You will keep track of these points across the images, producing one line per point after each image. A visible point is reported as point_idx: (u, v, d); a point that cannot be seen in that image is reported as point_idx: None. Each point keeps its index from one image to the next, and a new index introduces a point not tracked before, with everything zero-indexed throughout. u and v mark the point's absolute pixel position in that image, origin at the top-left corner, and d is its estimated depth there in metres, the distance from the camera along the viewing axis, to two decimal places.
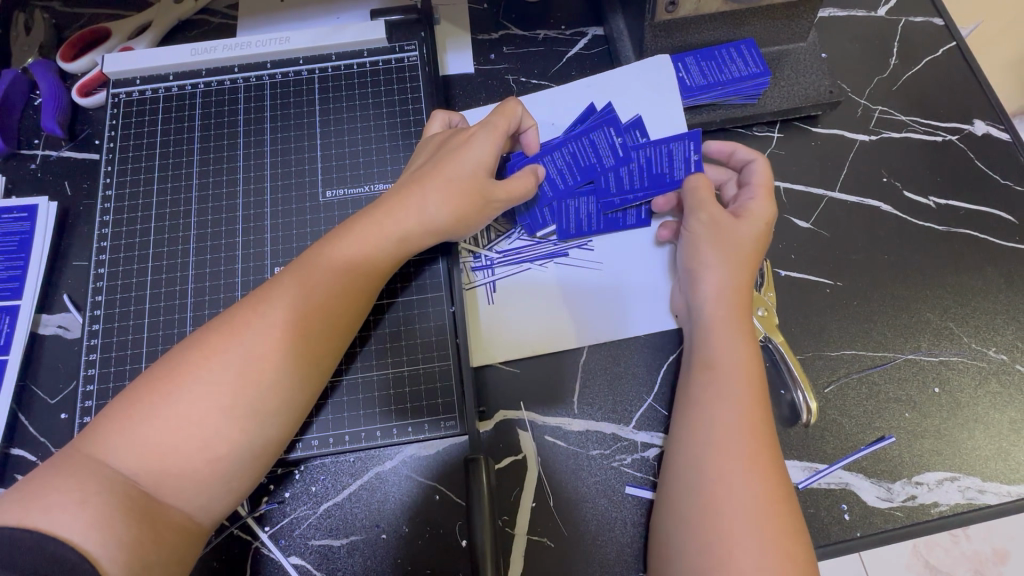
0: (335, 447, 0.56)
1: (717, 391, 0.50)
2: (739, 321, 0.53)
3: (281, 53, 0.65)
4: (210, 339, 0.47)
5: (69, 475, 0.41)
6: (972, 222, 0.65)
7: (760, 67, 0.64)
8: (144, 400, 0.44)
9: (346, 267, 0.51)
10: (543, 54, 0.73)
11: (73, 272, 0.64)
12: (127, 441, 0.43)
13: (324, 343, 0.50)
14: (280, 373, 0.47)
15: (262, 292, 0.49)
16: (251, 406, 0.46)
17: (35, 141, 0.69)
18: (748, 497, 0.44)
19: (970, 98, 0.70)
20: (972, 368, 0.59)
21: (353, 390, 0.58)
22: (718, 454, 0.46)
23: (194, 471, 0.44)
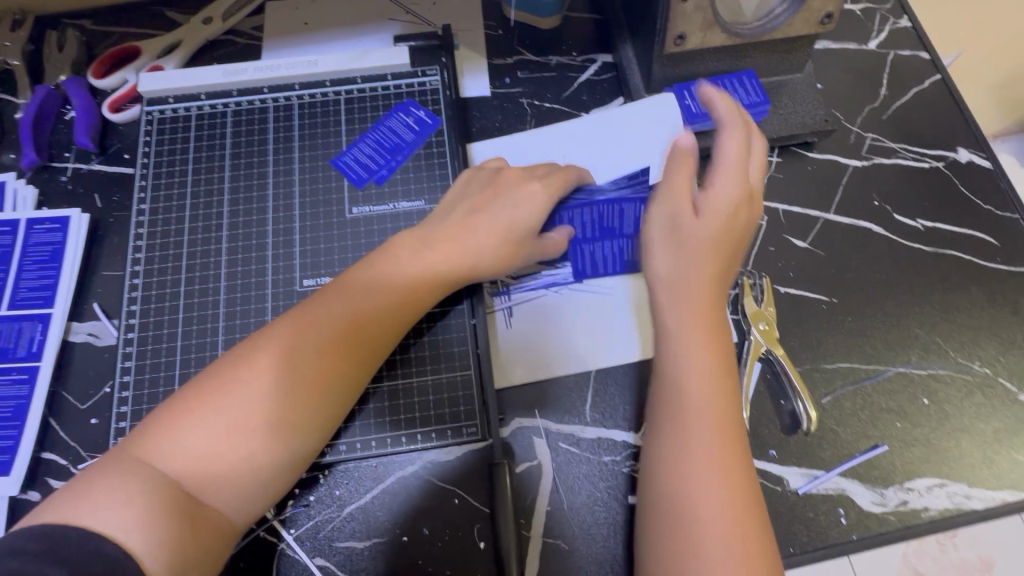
0: (361, 452, 0.59)
1: (691, 387, 0.52)
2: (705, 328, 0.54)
3: (310, 75, 0.68)
4: (258, 355, 0.50)
5: (119, 475, 0.44)
6: (957, 243, 0.69)
7: (761, 96, 0.68)
8: (192, 408, 0.47)
9: (396, 296, 0.55)
10: (556, 79, 0.77)
11: (104, 282, 0.67)
12: (176, 446, 0.46)
13: (361, 364, 0.53)
14: (325, 393, 0.51)
15: (303, 311, 0.53)
16: (293, 422, 0.49)
17: (66, 155, 0.72)
18: (719, 498, 0.47)
19: (954, 127, 0.75)
20: (958, 381, 0.63)
21: (379, 398, 0.61)
22: (685, 463, 0.49)
23: (238, 478, 0.47)
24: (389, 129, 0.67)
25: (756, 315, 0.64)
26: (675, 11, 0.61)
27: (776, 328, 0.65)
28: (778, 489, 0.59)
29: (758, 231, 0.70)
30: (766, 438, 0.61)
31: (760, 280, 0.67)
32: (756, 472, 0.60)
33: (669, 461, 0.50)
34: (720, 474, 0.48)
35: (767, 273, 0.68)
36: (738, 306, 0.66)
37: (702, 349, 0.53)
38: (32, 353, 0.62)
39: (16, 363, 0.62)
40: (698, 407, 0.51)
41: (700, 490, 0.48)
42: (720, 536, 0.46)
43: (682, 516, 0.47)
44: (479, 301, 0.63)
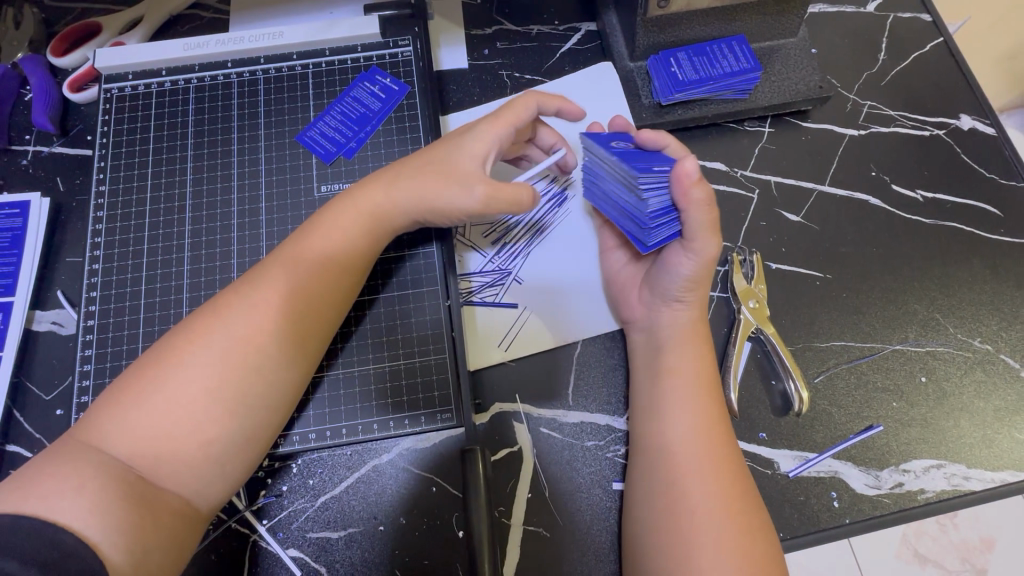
0: (334, 438, 0.57)
1: (677, 376, 0.54)
2: (692, 335, 0.56)
3: (275, 48, 0.65)
4: (198, 324, 0.48)
5: (64, 465, 0.42)
6: (958, 215, 0.66)
7: (751, 62, 0.65)
8: (132, 389, 0.45)
9: (330, 250, 0.53)
10: (537, 50, 0.73)
11: (67, 268, 0.64)
12: (118, 428, 0.44)
13: (307, 327, 0.51)
14: (265, 354, 0.48)
15: (238, 284, 0.50)
16: (237, 389, 0.47)
17: (25, 137, 0.69)
18: (704, 474, 0.49)
19: (957, 93, 0.72)
20: (958, 358, 0.61)
21: (348, 380, 0.58)
22: (678, 462, 0.50)
23: (187, 455, 0.45)
24: (354, 99, 0.64)
25: (745, 292, 0.61)
26: None
27: (767, 306, 0.62)
28: (767, 472, 0.57)
29: (749, 205, 0.67)
30: (756, 420, 0.59)
31: (751, 256, 0.64)
32: (745, 455, 0.58)
33: (656, 443, 0.52)
34: (707, 452, 0.50)
35: (757, 249, 0.65)
36: (727, 284, 0.63)
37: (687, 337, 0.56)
38: None
39: None
40: (681, 392, 0.53)
41: (685, 470, 0.50)
42: (708, 512, 0.48)
43: (672, 492, 0.49)
44: (451, 280, 0.61)
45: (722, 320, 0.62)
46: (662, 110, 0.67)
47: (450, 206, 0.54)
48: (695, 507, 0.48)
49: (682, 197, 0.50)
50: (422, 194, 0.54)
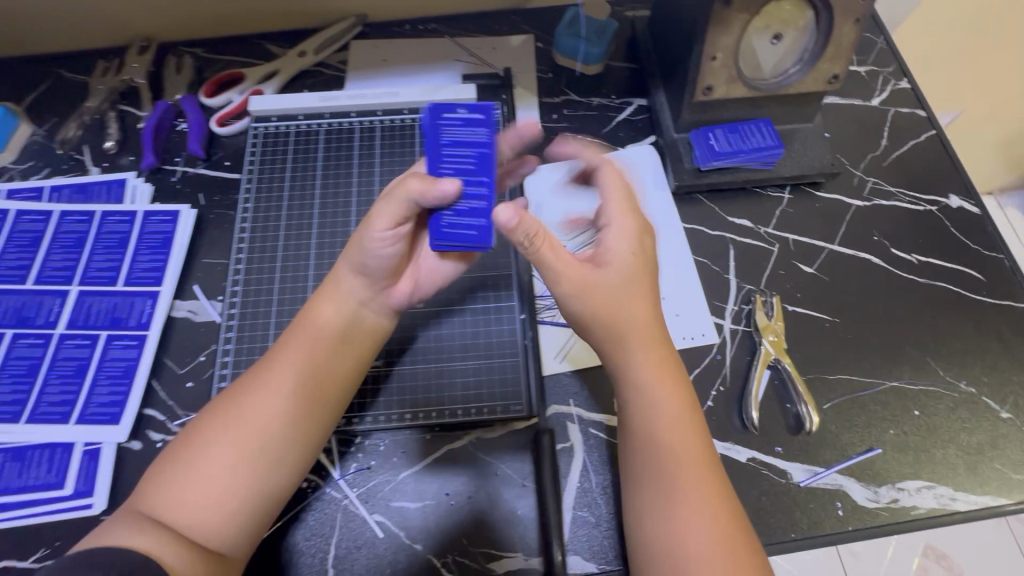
0: (399, 421, 0.69)
1: (646, 430, 0.58)
2: (659, 383, 0.59)
3: (391, 103, 0.81)
4: (226, 398, 0.58)
5: (119, 526, 0.52)
6: (947, 277, 0.79)
7: (775, 141, 0.79)
8: (181, 456, 0.55)
9: (330, 328, 0.63)
10: (597, 117, 0.89)
11: (203, 267, 0.78)
12: (159, 496, 0.53)
13: (316, 390, 0.61)
14: (279, 435, 0.57)
15: (248, 379, 0.60)
16: (266, 447, 0.57)
17: (176, 159, 0.84)
18: (708, 534, 0.53)
19: (947, 177, 0.86)
20: (946, 397, 0.71)
21: (399, 378, 0.71)
22: (665, 515, 0.54)
23: (228, 499, 0.54)
24: None
25: (765, 327, 0.73)
26: (705, 66, 0.73)
27: (784, 340, 0.74)
28: (782, 481, 0.67)
29: (769, 256, 0.80)
30: (773, 436, 0.69)
31: (771, 298, 0.76)
32: (763, 465, 0.68)
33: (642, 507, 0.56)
34: (689, 499, 0.54)
35: (777, 293, 0.77)
36: (751, 319, 0.75)
37: (668, 406, 0.58)
38: (141, 323, 0.73)
39: (129, 330, 0.73)
40: (660, 450, 0.57)
41: (677, 524, 0.54)
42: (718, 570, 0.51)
43: (671, 553, 0.53)
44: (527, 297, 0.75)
45: (745, 349, 0.74)
46: (700, 173, 0.81)
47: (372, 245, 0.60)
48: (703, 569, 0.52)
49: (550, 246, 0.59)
50: (359, 256, 0.61)
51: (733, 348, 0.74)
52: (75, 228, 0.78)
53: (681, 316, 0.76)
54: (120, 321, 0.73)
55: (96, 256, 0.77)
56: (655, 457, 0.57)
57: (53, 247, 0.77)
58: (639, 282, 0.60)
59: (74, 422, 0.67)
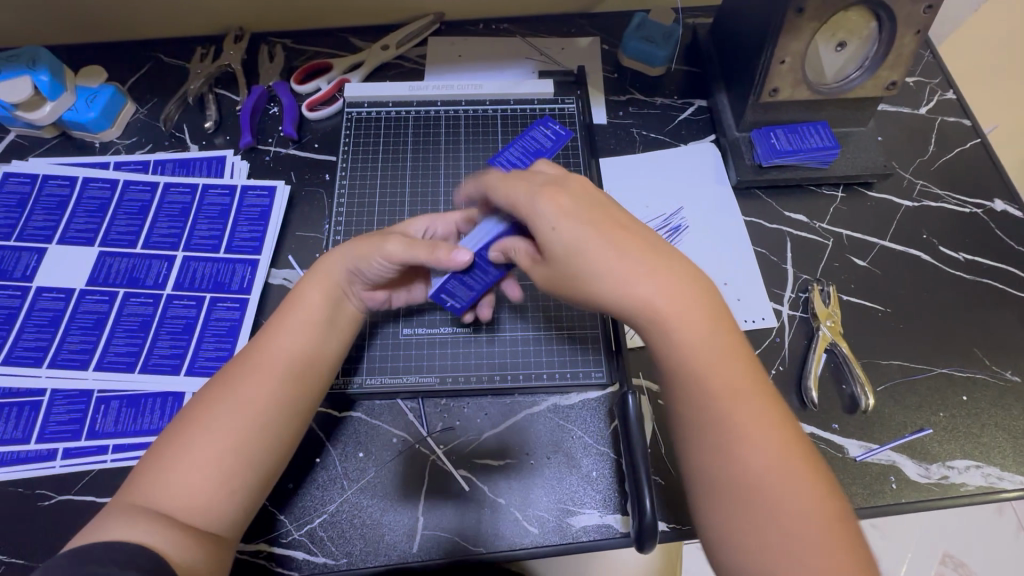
0: (467, 383, 0.74)
1: (696, 394, 0.52)
2: (711, 345, 0.53)
3: (474, 95, 0.87)
4: (203, 403, 0.59)
5: (111, 519, 0.52)
6: (992, 274, 0.84)
7: (833, 142, 0.85)
8: (163, 456, 0.56)
9: (300, 332, 0.64)
10: (660, 116, 0.95)
11: (296, 239, 0.84)
12: (157, 484, 0.54)
13: (296, 385, 0.62)
14: (271, 412, 0.59)
15: (231, 369, 0.61)
16: (251, 442, 0.58)
17: (269, 140, 0.91)
18: (768, 479, 0.49)
19: (992, 182, 0.91)
20: (993, 384, 0.76)
21: (383, 339, 0.76)
22: (733, 487, 0.50)
23: (217, 494, 0.55)
24: (532, 138, 0.83)
25: (823, 313, 0.78)
26: (774, 70, 0.78)
27: (840, 326, 0.79)
28: (839, 455, 0.72)
29: (824, 249, 0.85)
30: (830, 414, 0.74)
31: (828, 288, 0.81)
32: (821, 440, 0.73)
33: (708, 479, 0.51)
34: (760, 470, 0.49)
35: (832, 283, 0.82)
36: (808, 306, 0.80)
37: (711, 348, 0.52)
38: (242, 288, 0.79)
39: (231, 293, 0.78)
40: (716, 421, 0.51)
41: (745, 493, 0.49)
42: (790, 523, 0.48)
43: (743, 524, 0.49)
44: None
45: (803, 334, 0.79)
46: (761, 170, 0.87)
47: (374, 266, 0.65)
48: (774, 520, 0.48)
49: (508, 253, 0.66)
50: (356, 263, 0.66)
51: (791, 332, 0.79)
52: (178, 199, 0.85)
53: (742, 300, 0.81)
54: (223, 285, 0.79)
55: (199, 225, 0.83)
56: (703, 406, 0.52)
57: (160, 215, 0.83)
58: (614, 223, 0.55)
59: (184, 374, 0.73)
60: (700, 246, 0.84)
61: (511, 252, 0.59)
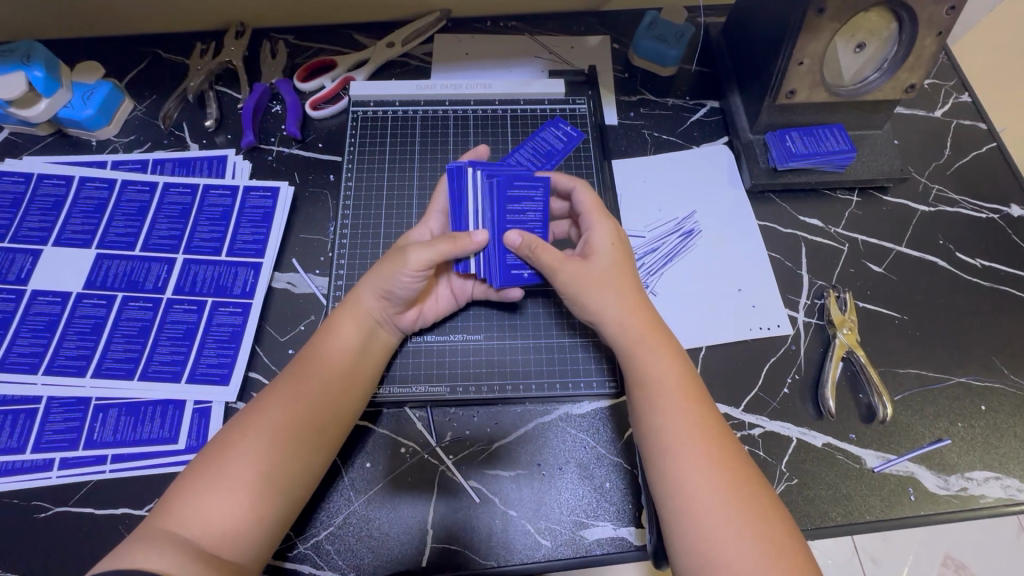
0: (481, 393, 0.73)
1: (670, 422, 0.59)
2: (681, 380, 0.62)
3: (483, 95, 0.85)
4: (239, 426, 0.60)
5: (140, 544, 0.51)
6: (1009, 281, 0.82)
7: (849, 145, 0.83)
8: (196, 479, 0.56)
9: (340, 353, 0.65)
10: (672, 117, 0.93)
11: (300, 241, 0.81)
12: (186, 510, 0.54)
13: (330, 412, 0.63)
14: (301, 441, 0.60)
15: (265, 398, 0.62)
16: (283, 469, 0.58)
17: (272, 139, 0.88)
18: (720, 489, 0.55)
19: (1008, 187, 0.89)
20: (1012, 394, 0.75)
21: (414, 349, 0.75)
22: (696, 507, 0.55)
23: (247, 521, 0.55)
24: (542, 138, 0.82)
25: (840, 320, 0.77)
26: (792, 71, 0.77)
27: (857, 334, 0.77)
28: (856, 466, 0.71)
29: (840, 255, 0.83)
30: (848, 424, 0.73)
31: (844, 294, 0.79)
32: (838, 450, 0.71)
33: (671, 501, 0.56)
34: (718, 495, 0.55)
35: (848, 289, 0.81)
36: (824, 313, 0.79)
37: (678, 383, 0.61)
38: (245, 292, 0.77)
39: (234, 298, 0.76)
40: (690, 448, 0.57)
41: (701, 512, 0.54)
42: (738, 527, 0.53)
43: (703, 544, 0.53)
44: None
45: (819, 341, 0.77)
46: (775, 173, 0.85)
47: (397, 276, 0.65)
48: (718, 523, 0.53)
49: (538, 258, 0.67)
50: (384, 286, 0.66)
51: (807, 339, 0.78)
52: (179, 199, 0.82)
53: (757, 307, 0.79)
54: (225, 289, 0.77)
55: (200, 226, 0.80)
56: (675, 430, 0.58)
57: (159, 216, 0.81)
58: (624, 269, 0.68)
59: (185, 382, 0.71)
60: (713, 251, 0.83)
61: (541, 249, 0.66)
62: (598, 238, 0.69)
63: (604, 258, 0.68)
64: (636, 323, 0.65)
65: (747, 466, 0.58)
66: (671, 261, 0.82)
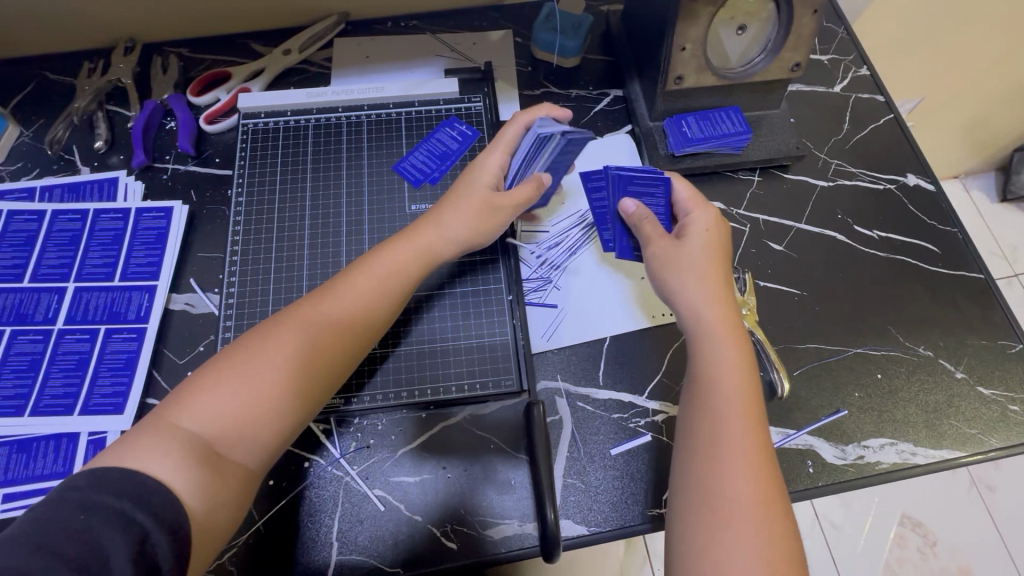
0: (394, 399, 0.71)
1: (713, 409, 0.60)
2: (732, 344, 0.64)
3: (376, 99, 0.85)
4: (271, 331, 0.60)
5: (154, 437, 0.51)
6: (905, 250, 0.84)
7: (744, 126, 0.84)
8: (218, 376, 0.56)
9: (386, 272, 0.66)
10: (575, 109, 0.93)
11: (198, 261, 0.80)
12: (206, 408, 0.54)
13: (365, 336, 0.64)
14: (334, 360, 0.61)
15: (301, 309, 0.62)
16: (312, 385, 0.59)
17: (166, 157, 0.86)
18: (751, 487, 0.55)
19: (904, 157, 0.91)
20: (906, 360, 0.77)
21: (400, 357, 0.73)
22: (716, 490, 0.55)
23: (261, 435, 0.55)
24: (437, 139, 0.83)
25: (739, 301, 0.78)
26: (676, 57, 0.77)
27: (756, 313, 0.78)
28: None
29: (741, 236, 0.84)
30: None
31: (744, 275, 0.80)
32: None
33: (693, 483, 0.57)
34: (742, 485, 0.55)
35: (748, 270, 0.82)
36: None
37: (733, 372, 0.62)
38: (140, 316, 0.75)
39: (127, 324, 0.75)
40: (727, 438, 0.57)
41: (720, 506, 0.54)
42: (752, 522, 0.53)
43: (715, 534, 0.53)
44: (512, 279, 0.78)
45: None
46: (674, 159, 0.86)
47: (456, 223, 0.71)
48: (733, 518, 0.53)
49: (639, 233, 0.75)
50: (451, 224, 0.71)
51: None
52: (68, 226, 0.80)
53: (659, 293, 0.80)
54: (118, 315, 0.75)
55: (91, 253, 0.78)
56: (719, 418, 0.59)
57: (48, 245, 0.79)
58: (721, 256, 0.71)
59: (79, 414, 0.70)
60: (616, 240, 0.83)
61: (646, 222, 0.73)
62: (694, 223, 0.72)
63: (701, 236, 0.71)
64: (722, 305, 0.66)
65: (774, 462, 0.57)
66: (573, 254, 0.82)
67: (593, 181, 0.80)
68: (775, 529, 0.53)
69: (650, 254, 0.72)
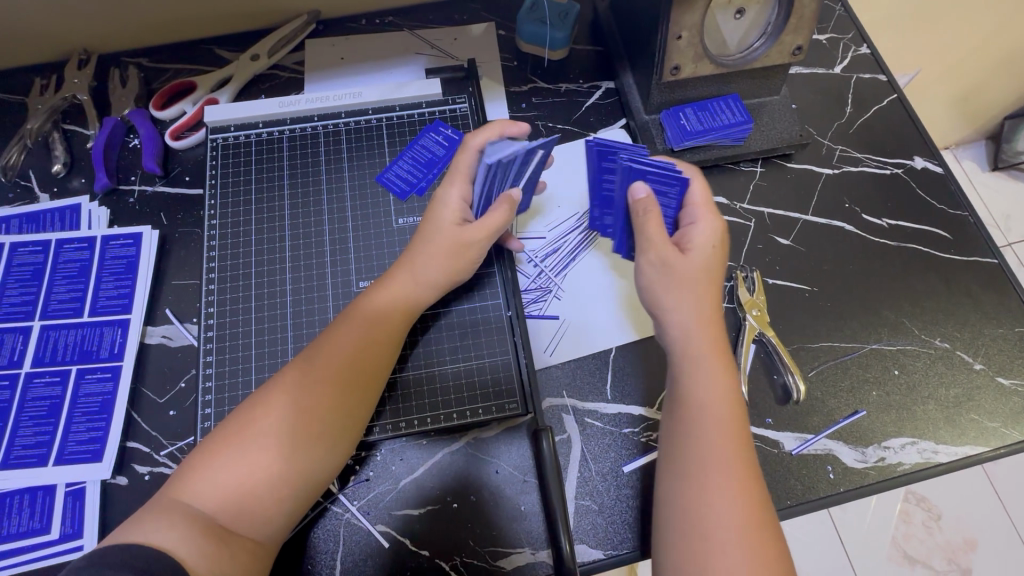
0: (405, 429, 0.67)
1: (700, 439, 0.57)
2: (718, 365, 0.60)
3: (354, 105, 0.80)
4: (266, 396, 0.56)
5: (156, 515, 0.49)
6: (916, 238, 0.81)
7: (744, 116, 0.79)
8: (218, 448, 0.53)
9: (372, 319, 0.62)
10: (566, 104, 0.88)
11: (173, 289, 0.75)
12: (208, 483, 0.51)
13: (360, 387, 0.60)
14: (328, 418, 0.57)
15: (291, 369, 0.58)
16: (307, 447, 0.55)
17: (132, 178, 0.80)
18: (736, 521, 0.52)
19: (910, 139, 0.87)
20: (922, 353, 0.74)
21: (411, 382, 0.70)
22: (702, 525, 0.53)
23: (265, 505, 0.53)
24: (422, 146, 0.78)
25: (748, 302, 0.74)
26: (672, 46, 0.72)
27: (767, 314, 0.75)
28: (775, 451, 0.69)
29: (747, 232, 0.81)
30: (763, 408, 0.71)
31: (751, 273, 0.77)
32: (756, 437, 0.69)
33: (676, 516, 0.55)
34: (728, 520, 0.52)
35: (756, 267, 0.78)
36: (734, 296, 0.76)
37: (720, 398, 0.58)
38: (114, 354, 0.70)
39: (101, 363, 0.69)
40: (714, 468, 0.55)
41: (710, 541, 0.52)
42: (740, 555, 0.51)
43: (703, 570, 0.51)
44: (511, 293, 0.74)
45: (730, 326, 0.75)
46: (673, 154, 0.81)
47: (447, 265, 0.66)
48: (716, 550, 0.52)
49: (640, 229, 0.65)
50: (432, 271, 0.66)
51: None
52: (29, 259, 0.74)
53: None
54: (90, 354, 0.70)
55: (56, 287, 0.73)
56: (706, 448, 0.56)
57: (8, 281, 0.73)
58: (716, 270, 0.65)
59: (54, 464, 0.65)
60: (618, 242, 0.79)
61: (647, 222, 0.63)
62: (698, 231, 0.65)
63: (702, 249, 0.65)
64: (710, 325, 0.62)
65: (762, 494, 0.55)
66: (573, 258, 0.78)
67: (604, 177, 0.68)
68: (762, 561, 0.51)
69: (643, 267, 0.65)
